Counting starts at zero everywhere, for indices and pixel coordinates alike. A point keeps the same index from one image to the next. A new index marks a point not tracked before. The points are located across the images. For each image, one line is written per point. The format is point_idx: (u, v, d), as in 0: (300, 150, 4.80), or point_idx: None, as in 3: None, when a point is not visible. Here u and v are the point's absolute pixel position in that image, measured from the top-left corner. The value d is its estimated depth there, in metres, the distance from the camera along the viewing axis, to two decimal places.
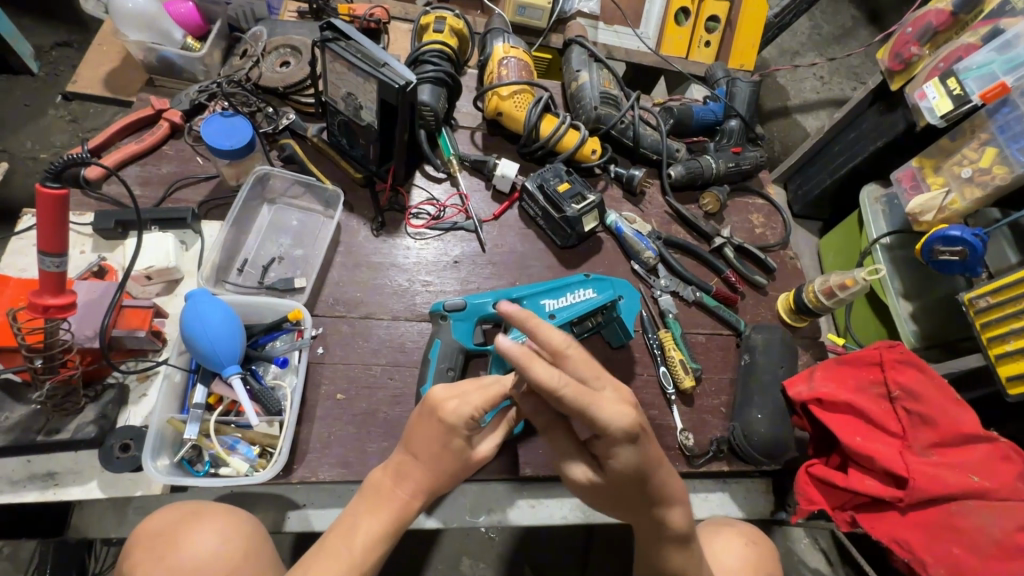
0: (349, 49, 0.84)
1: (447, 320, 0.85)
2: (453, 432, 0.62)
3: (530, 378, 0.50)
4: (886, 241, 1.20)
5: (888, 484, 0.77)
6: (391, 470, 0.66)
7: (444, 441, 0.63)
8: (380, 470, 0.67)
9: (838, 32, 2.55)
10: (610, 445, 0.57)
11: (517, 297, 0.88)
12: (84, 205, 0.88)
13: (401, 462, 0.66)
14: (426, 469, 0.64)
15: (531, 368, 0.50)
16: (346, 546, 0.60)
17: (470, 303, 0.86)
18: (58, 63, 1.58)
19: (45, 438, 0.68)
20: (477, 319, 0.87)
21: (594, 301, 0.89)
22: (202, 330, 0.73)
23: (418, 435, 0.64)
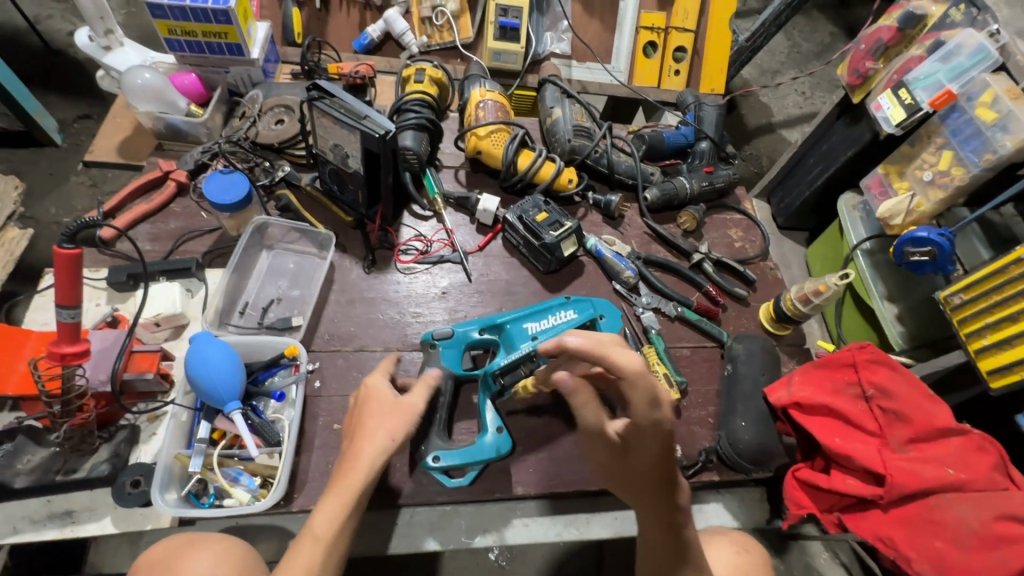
0: (334, 105, 0.93)
1: (438, 346, 0.91)
2: (371, 399, 0.77)
3: (610, 362, 0.60)
4: (867, 246, 1.24)
5: (868, 483, 0.79)
6: (345, 458, 0.72)
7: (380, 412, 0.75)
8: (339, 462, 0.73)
9: (816, 49, 2.64)
10: (644, 436, 0.64)
11: (501, 322, 0.92)
12: (99, 262, 0.96)
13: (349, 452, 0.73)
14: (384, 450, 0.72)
15: (604, 353, 0.60)
16: (306, 540, 0.67)
17: (456, 330, 0.91)
18: (79, 133, 1.72)
19: (63, 477, 0.74)
20: (465, 346, 0.92)
21: (574, 322, 0.94)
22: (204, 369, 0.79)
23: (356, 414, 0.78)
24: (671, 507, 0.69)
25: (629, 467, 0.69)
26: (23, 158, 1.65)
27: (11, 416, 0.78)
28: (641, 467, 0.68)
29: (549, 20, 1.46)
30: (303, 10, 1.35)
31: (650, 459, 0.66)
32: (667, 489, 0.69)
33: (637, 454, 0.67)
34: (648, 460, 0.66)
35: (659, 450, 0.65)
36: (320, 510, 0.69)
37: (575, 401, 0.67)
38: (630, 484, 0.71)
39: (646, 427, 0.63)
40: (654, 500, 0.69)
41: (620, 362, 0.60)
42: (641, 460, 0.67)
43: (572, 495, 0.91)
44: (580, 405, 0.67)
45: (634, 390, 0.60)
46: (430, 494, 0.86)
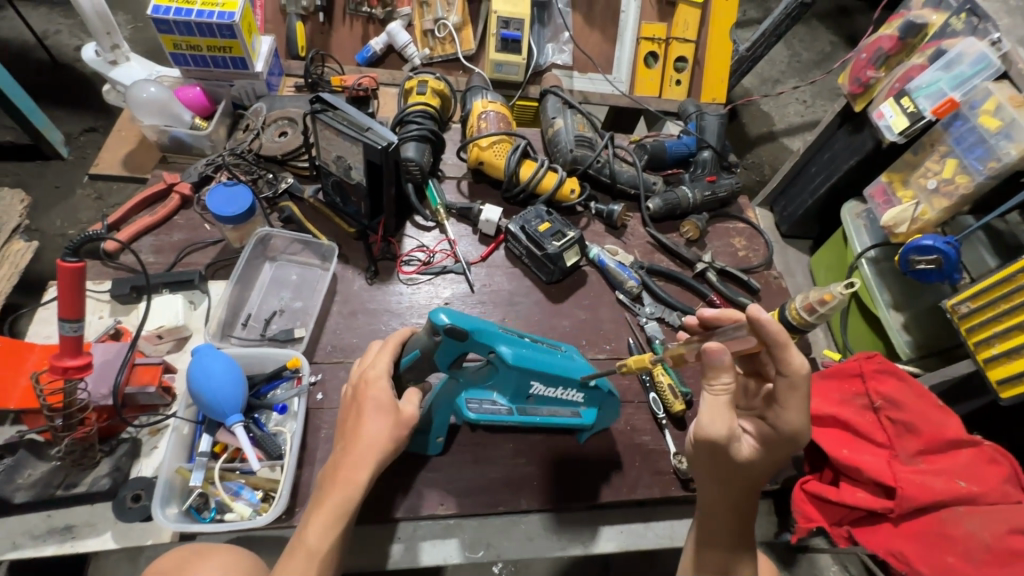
0: (338, 118, 0.93)
1: (440, 340, 0.72)
2: (375, 390, 0.72)
3: (788, 358, 0.62)
4: (871, 254, 1.23)
5: (878, 495, 0.77)
6: (343, 458, 0.70)
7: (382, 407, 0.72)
8: (329, 465, 0.71)
9: (817, 58, 2.65)
10: (774, 438, 0.66)
11: (513, 368, 0.77)
12: (103, 274, 0.96)
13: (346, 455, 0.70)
14: (378, 456, 0.70)
15: (786, 351, 0.62)
16: (300, 549, 0.65)
17: (471, 336, 0.72)
18: (85, 147, 1.73)
19: (64, 492, 0.73)
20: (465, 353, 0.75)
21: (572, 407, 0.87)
22: (205, 381, 0.79)
23: (353, 407, 0.73)
24: (750, 506, 0.72)
25: (737, 465, 0.67)
26: (29, 172, 1.67)
27: (13, 430, 0.78)
28: (751, 465, 0.67)
29: (550, 32, 1.47)
30: (307, 24, 1.36)
31: (768, 457, 0.67)
32: (755, 487, 0.70)
33: (753, 455, 0.67)
34: (760, 459, 0.67)
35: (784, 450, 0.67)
36: (313, 521, 0.66)
37: (721, 379, 0.63)
38: (723, 479, 0.69)
39: (789, 431, 0.65)
40: (739, 495, 0.70)
41: (796, 362, 0.63)
42: (753, 461, 0.67)
43: (577, 508, 0.90)
44: (719, 384, 0.64)
45: (795, 388, 0.64)
46: (433, 507, 0.86)
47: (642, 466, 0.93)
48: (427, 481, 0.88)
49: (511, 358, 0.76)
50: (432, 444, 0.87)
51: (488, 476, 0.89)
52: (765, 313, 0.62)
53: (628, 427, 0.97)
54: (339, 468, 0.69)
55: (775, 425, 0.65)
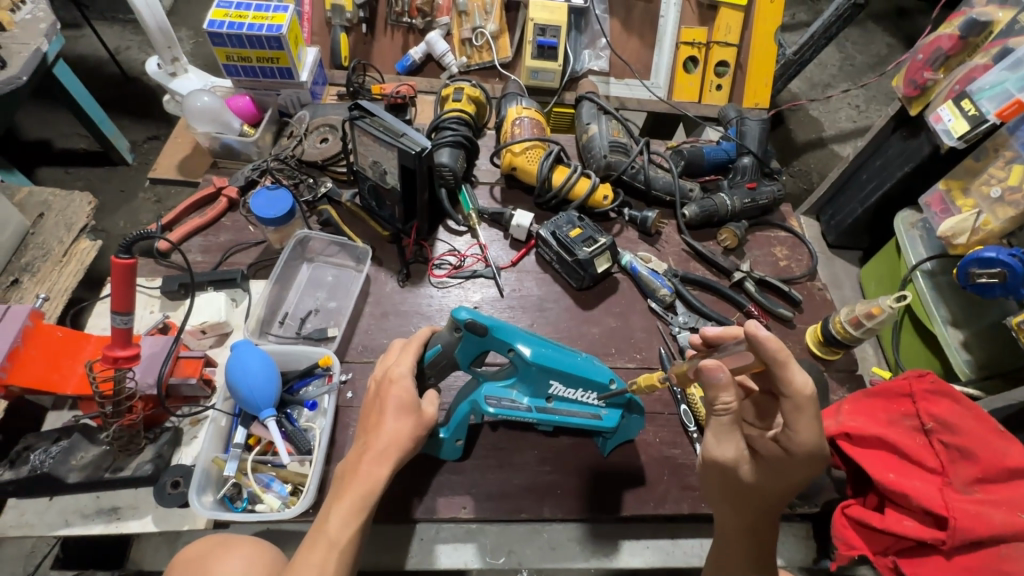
0: (374, 124, 0.96)
1: (462, 334, 0.76)
2: (399, 390, 0.74)
3: (789, 375, 0.60)
4: (927, 266, 1.16)
5: (929, 525, 0.72)
6: (364, 454, 0.71)
7: (401, 402, 0.73)
8: (347, 460, 0.73)
9: (872, 60, 2.53)
10: (784, 458, 0.64)
11: (532, 365, 0.77)
12: (155, 272, 1.03)
13: (364, 448, 0.72)
14: (400, 451, 0.72)
15: (785, 366, 0.59)
16: (317, 541, 0.65)
17: (490, 330, 0.75)
18: (148, 154, 1.86)
19: (111, 475, 0.77)
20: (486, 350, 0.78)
21: (592, 410, 0.83)
22: (242, 375, 0.82)
23: (373, 405, 0.75)
24: (767, 532, 0.71)
25: (743, 484, 0.67)
26: (98, 176, 1.80)
27: (69, 415, 0.84)
28: (760, 487, 0.67)
29: (588, 38, 1.46)
30: (351, 35, 1.41)
31: (780, 481, 0.66)
32: (772, 512, 0.70)
33: (763, 475, 0.66)
34: (771, 481, 0.66)
35: (797, 474, 0.65)
36: (334, 512, 0.67)
37: (723, 398, 0.62)
38: (733, 500, 0.69)
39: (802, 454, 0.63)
40: (755, 520, 0.70)
41: (797, 379, 0.60)
42: (762, 481, 0.66)
43: (603, 520, 0.88)
44: (722, 404, 0.62)
45: (801, 409, 0.61)
46: (456, 510, 0.86)
47: (670, 479, 0.91)
48: (451, 484, 0.88)
49: (529, 354, 0.77)
50: (450, 447, 0.87)
51: (511, 482, 0.89)
52: (765, 331, 0.59)
53: (657, 439, 0.94)
54: (359, 458, 0.71)
55: (786, 448, 0.64)
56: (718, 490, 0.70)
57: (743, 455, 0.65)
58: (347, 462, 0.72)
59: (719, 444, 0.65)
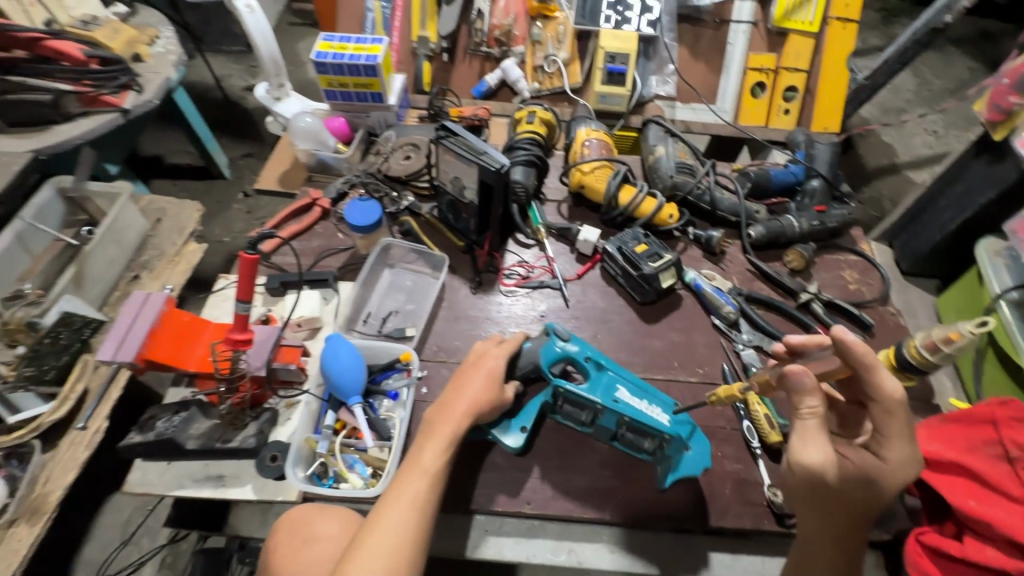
0: (457, 143, 1.05)
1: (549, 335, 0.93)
2: (491, 364, 0.87)
3: (877, 379, 0.67)
4: (1013, 296, 1.11)
5: (1012, 556, 0.69)
6: (444, 405, 0.82)
7: (494, 371, 0.86)
8: (432, 410, 0.83)
9: (951, 86, 2.44)
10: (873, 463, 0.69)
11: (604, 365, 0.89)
12: (258, 271, 1.15)
13: (446, 399, 0.83)
14: (481, 410, 0.82)
15: (874, 371, 0.66)
16: (413, 470, 0.75)
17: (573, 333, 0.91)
18: (244, 169, 2.07)
19: (221, 445, 0.87)
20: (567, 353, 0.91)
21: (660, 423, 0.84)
22: (335, 364, 0.91)
23: (464, 373, 0.87)
24: (852, 544, 0.71)
25: (831, 490, 0.68)
26: (200, 188, 2.02)
27: (186, 391, 0.96)
28: (848, 492, 0.69)
29: (656, 64, 1.50)
30: (433, 63, 1.54)
31: (868, 485, 0.69)
32: (858, 518, 0.71)
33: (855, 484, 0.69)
34: (861, 489, 0.69)
35: (883, 481, 0.69)
36: (428, 448, 0.77)
37: (807, 402, 0.68)
38: (818, 505, 0.70)
39: (895, 460, 0.69)
40: (841, 528, 0.70)
41: (885, 384, 0.66)
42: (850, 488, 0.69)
43: (662, 528, 0.90)
44: (807, 408, 0.68)
45: (890, 412, 0.68)
46: (520, 505, 0.90)
47: (732, 494, 0.91)
48: (516, 480, 0.92)
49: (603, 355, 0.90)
50: (514, 432, 0.92)
51: (573, 483, 0.92)
52: (853, 337, 0.67)
53: (719, 453, 0.95)
54: (444, 417, 0.80)
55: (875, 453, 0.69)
56: (802, 496, 0.70)
57: (831, 461, 0.67)
58: (429, 420, 0.81)
59: (805, 447, 0.68)
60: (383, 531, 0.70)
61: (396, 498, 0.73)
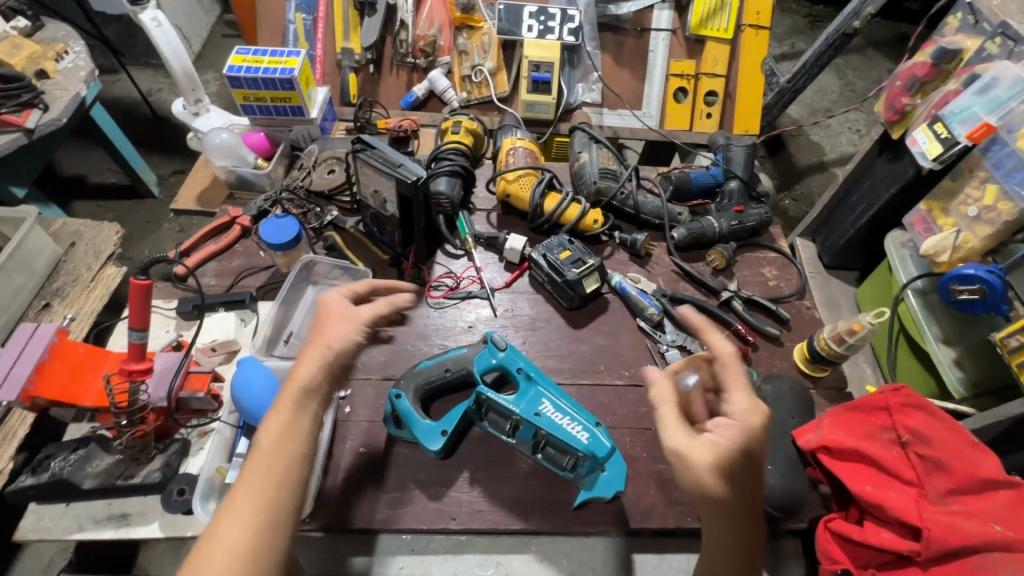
0: (375, 156, 1.03)
1: (486, 345, 0.96)
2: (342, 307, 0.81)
3: (710, 339, 0.75)
4: (918, 285, 1.17)
5: (905, 537, 0.72)
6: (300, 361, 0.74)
7: (343, 311, 0.80)
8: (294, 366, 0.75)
9: (872, 86, 2.58)
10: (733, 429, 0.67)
11: (537, 381, 0.92)
12: (172, 294, 1.10)
13: (308, 351, 0.76)
14: (336, 358, 0.75)
15: (706, 333, 0.76)
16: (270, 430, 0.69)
17: (509, 350, 0.95)
18: (173, 187, 1.99)
19: (123, 482, 0.83)
20: (501, 367, 0.94)
21: (579, 440, 0.84)
22: (247, 390, 0.88)
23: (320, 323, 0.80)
24: (752, 536, 0.66)
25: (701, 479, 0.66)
26: (127, 209, 1.92)
27: (88, 427, 0.90)
28: (730, 481, 0.65)
29: (580, 72, 1.53)
30: (359, 75, 1.52)
31: (732, 453, 0.66)
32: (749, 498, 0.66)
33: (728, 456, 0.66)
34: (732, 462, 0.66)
35: (745, 441, 0.67)
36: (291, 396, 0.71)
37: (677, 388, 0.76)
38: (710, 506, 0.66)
39: (739, 412, 0.69)
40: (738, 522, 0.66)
41: (721, 343, 0.75)
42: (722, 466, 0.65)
43: (585, 533, 0.90)
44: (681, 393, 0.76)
45: (727, 366, 0.73)
46: (446, 521, 0.88)
47: (656, 494, 0.92)
48: (442, 497, 0.91)
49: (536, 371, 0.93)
50: (435, 436, 0.90)
51: (501, 495, 0.91)
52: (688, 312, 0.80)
53: (644, 454, 0.96)
54: (297, 378, 0.72)
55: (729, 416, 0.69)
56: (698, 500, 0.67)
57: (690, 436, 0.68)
58: (283, 393, 0.72)
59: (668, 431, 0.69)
60: (235, 509, 0.62)
61: (247, 478, 0.65)
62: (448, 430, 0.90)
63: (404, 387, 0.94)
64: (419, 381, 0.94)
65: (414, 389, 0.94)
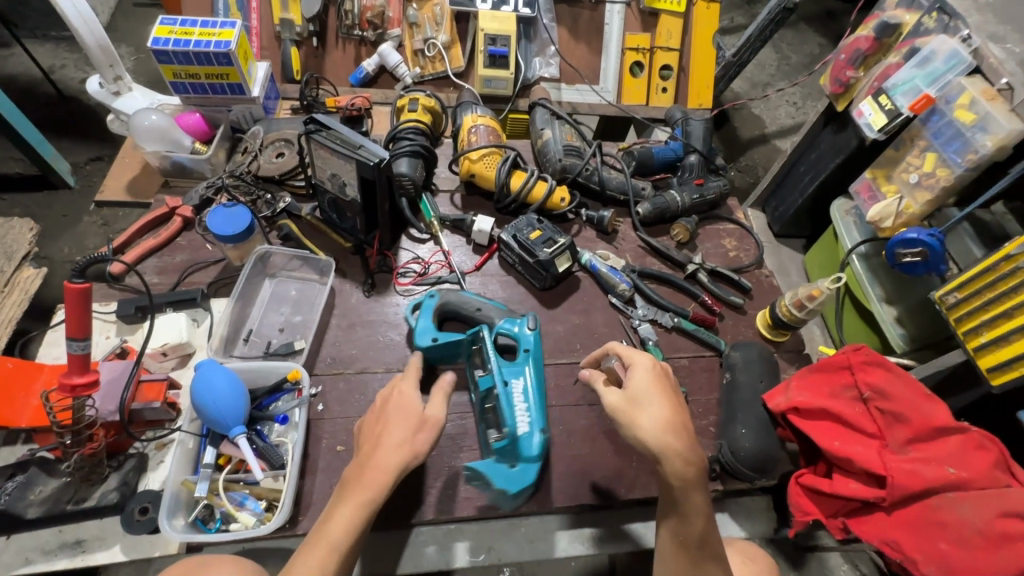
0: (331, 137, 0.96)
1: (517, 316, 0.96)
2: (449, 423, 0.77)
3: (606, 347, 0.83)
4: (862, 249, 1.24)
5: (871, 485, 0.79)
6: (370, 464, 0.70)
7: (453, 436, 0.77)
8: (355, 466, 0.71)
9: (805, 60, 2.69)
10: (636, 379, 0.73)
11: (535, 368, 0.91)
12: (109, 296, 1.00)
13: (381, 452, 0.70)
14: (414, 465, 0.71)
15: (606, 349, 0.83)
16: (319, 540, 0.64)
17: (535, 337, 0.93)
18: (92, 175, 1.79)
19: (74, 506, 0.76)
20: (518, 340, 0.93)
21: (511, 420, 0.84)
22: (210, 396, 0.81)
23: (391, 412, 0.74)
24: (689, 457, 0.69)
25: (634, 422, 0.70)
26: (38, 202, 1.72)
27: (24, 449, 0.81)
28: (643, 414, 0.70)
29: (537, 46, 1.50)
30: (301, 49, 1.41)
31: (640, 393, 0.71)
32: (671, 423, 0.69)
33: (640, 399, 0.71)
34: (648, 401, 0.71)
35: (643, 382, 0.72)
36: (343, 513, 0.66)
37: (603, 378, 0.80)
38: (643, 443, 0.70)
39: (636, 362, 0.75)
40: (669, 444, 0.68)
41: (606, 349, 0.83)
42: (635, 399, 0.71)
43: (571, 508, 0.91)
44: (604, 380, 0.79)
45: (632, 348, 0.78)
46: (434, 511, 0.87)
47: (639, 465, 0.94)
48: (426, 488, 0.89)
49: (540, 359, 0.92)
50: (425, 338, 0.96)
51: None
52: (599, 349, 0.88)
53: None
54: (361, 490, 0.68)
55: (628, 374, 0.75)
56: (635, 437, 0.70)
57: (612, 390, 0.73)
58: (351, 496, 0.67)
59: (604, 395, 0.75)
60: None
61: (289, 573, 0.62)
62: (439, 337, 0.95)
63: (443, 296, 1.00)
64: (456, 302, 0.99)
65: (450, 302, 0.99)
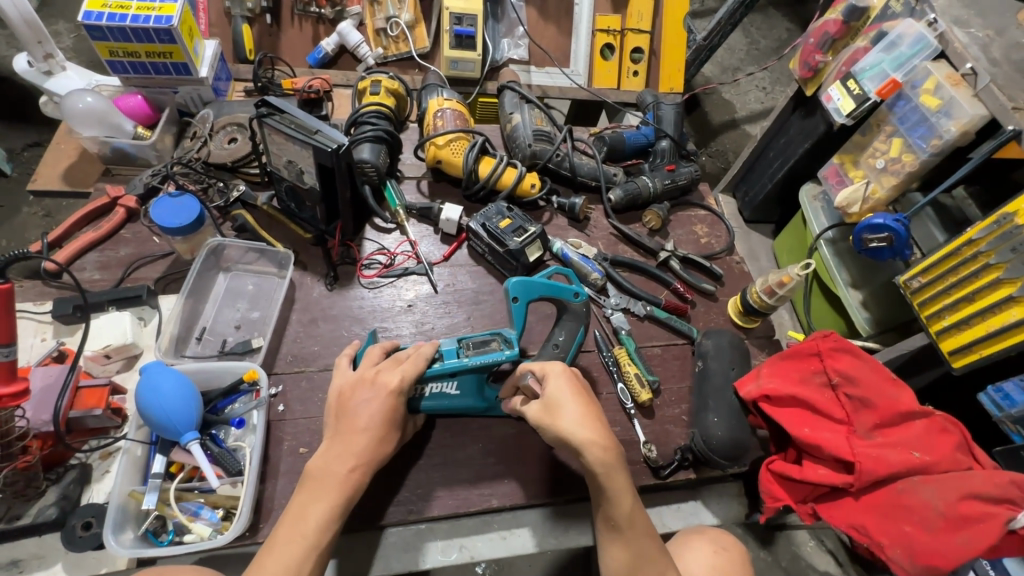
0: (285, 121, 0.90)
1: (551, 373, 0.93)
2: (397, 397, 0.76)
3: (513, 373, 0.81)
4: (830, 234, 1.25)
5: (839, 471, 0.79)
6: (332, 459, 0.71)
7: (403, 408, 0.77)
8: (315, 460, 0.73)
9: (774, 45, 2.70)
10: (550, 389, 0.72)
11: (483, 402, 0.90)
12: (45, 295, 0.93)
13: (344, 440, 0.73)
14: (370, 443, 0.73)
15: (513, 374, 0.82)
16: (292, 538, 0.66)
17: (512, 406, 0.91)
18: (29, 162, 1.66)
19: (7, 525, 0.71)
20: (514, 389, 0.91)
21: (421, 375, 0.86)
22: (156, 401, 0.75)
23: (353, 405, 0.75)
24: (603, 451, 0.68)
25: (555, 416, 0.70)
26: None
27: None
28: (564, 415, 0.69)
29: (505, 27, 1.46)
30: (254, 26, 1.33)
31: (557, 400, 0.70)
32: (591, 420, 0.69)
33: (557, 401, 0.70)
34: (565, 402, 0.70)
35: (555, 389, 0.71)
36: (315, 506, 0.68)
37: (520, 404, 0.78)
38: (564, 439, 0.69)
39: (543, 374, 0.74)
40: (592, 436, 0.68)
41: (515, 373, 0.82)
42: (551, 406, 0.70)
43: (545, 503, 0.89)
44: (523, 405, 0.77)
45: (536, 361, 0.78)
46: (403, 512, 0.84)
47: None
48: (394, 489, 0.85)
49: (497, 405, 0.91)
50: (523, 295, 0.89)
51: (457, 478, 0.88)
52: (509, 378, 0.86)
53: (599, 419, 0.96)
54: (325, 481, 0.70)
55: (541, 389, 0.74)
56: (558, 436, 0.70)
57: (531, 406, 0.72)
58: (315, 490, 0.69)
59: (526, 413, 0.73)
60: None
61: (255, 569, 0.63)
62: (518, 302, 0.89)
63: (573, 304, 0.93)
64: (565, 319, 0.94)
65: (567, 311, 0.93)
